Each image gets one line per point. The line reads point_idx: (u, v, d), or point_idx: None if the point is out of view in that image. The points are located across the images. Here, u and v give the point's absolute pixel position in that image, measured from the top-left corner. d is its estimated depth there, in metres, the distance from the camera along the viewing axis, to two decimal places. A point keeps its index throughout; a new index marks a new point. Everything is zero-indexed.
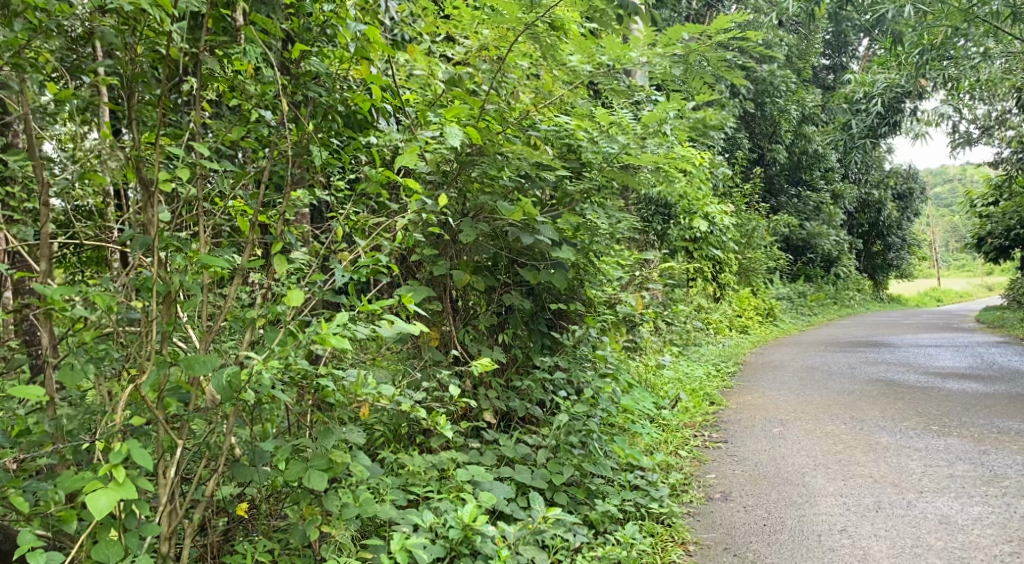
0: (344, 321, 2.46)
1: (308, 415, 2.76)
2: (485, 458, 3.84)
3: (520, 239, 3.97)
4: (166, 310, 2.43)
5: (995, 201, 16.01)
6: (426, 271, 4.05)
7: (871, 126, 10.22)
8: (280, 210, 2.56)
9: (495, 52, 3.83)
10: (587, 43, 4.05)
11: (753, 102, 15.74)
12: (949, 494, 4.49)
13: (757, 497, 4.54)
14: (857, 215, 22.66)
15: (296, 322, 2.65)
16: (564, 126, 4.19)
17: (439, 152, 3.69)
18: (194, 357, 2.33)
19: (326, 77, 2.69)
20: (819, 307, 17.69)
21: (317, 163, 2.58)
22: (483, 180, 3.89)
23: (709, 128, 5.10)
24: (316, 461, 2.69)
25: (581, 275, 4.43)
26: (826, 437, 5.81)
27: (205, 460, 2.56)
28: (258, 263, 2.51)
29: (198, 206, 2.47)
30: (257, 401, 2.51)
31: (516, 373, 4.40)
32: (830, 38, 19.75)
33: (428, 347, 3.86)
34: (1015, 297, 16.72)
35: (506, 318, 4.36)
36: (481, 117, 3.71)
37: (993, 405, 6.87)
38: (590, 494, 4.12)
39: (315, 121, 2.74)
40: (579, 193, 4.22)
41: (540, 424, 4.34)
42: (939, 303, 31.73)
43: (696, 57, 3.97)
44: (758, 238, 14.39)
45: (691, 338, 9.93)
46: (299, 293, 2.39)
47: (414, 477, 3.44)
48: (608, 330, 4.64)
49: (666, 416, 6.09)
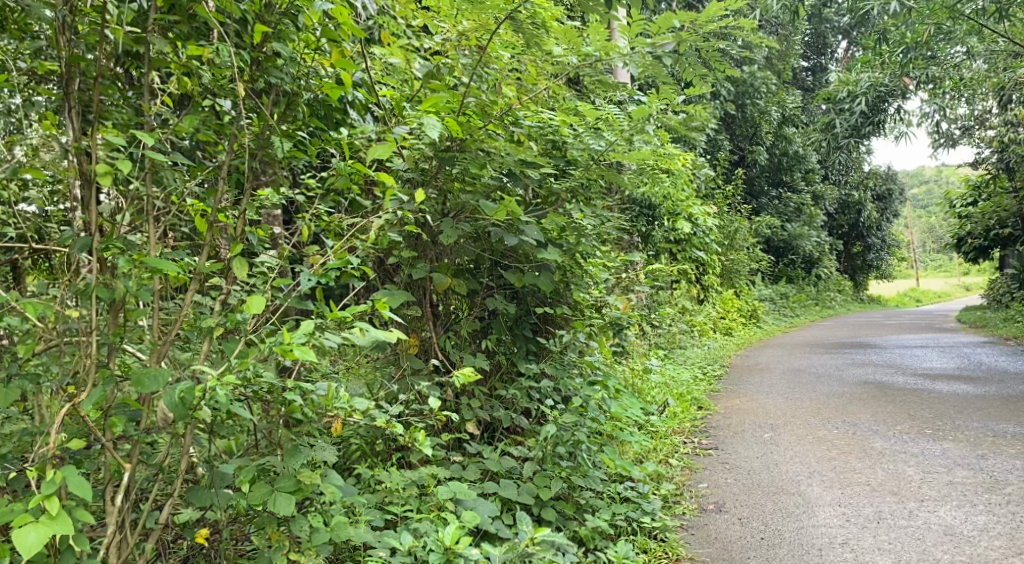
0: (309, 331, 2.24)
1: (276, 431, 2.52)
2: (467, 472, 3.62)
3: (504, 240, 3.77)
4: (112, 319, 2.17)
5: (974, 201, 16.23)
6: (403, 274, 3.82)
7: (854, 125, 9.91)
8: (243, 207, 2.33)
9: (475, 41, 3.65)
10: (574, 34, 3.76)
11: (733, 103, 15.61)
12: (952, 503, 4.31)
13: (752, 508, 4.34)
14: (837, 216, 22.62)
15: (260, 331, 2.43)
16: (548, 122, 3.96)
17: (417, 146, 3.50)
18: (143, 372, 2.09)
19: (292, 62, 2.44)
20: (801, 309, 17.59)
21: (281, 155, 2.35)
22: (463, 178, 3.70)
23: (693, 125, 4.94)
24: (283, 484, 2.47)
25: (568, 278, 4.23)
26: (818, 442, 5.63)
27: (160, 483, 2.31)
28: (217, 266, 2.29)
29: (149, 201, 2.22)
30: (219, 417, 2.27)
31: (500, 381, 4.18)
32: (809, 38, 19.62)
33: (407, 354, 3.61)
34: (994, 297, 16.74)
35: (489, 323, 4.15)
36: (462, 110, 3.53)
37: (986, 407, 6.73)
38: (579, 509, 3.91)
39: (280, 111, 2.50)
40: (566, 191, 4.07)
41: (526, 435, 4.13)
42: (917, 303, 31.91)
43: (688, 44, 3.63)
44: (741, 239, 14.22)
45: (676, 341, 9.74)
46: (259, 301, 2.19)
47: (391, 495, 3.22)
48: (597, 335, 4.46)
49: (654, 423, 5.86)
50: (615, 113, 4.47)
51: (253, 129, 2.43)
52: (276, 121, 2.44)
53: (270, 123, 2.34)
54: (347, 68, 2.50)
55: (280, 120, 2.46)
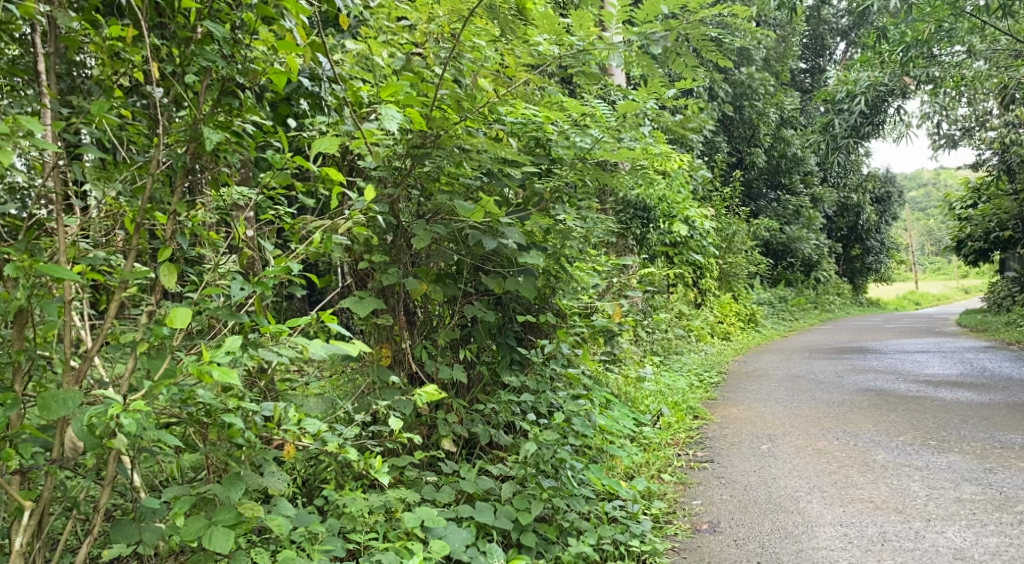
0: (238, 348, 1.99)
1: (217, 455, 2.28)
2: (440, 495, 3.35)
3: (482, 243, 3.49)
4: (18, 335, 1.96)
5: (974, 204, 15.96)
6: (375, 280, 3.53)
7: (853, 126, 9.55)
8: (168, 209, 2.10)
9: (448, 29, 3.40)
10: (556, 22, 3.46)
11: (730, 104, 15.39)
12: (960, 523, 4.06)
13: (748, 528, 4.08)
14: (835, 219, 22.37)
15: (190, 344, 2.21)
16: (532, 117, 3.77)
17: (386, 143, 3.24)
18: (49, 395, 1.85)
19: (226, 44, 2.20)
20: (800, 313, 17.33)
21: (212, 146, 2.14)
22: (441, 177, 3.44)
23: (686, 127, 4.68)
24: (221, 516, 2.20)
25: (554, 283, 3.96)
26: (819, 455, 5.36)
27: (76, 520, 2.06)
28: (142, 274, 2.09)
29: (56, 201, 1.98)
30: (142, 442, 2.05)
31: (481, 394, 3.90)
32: (806, 39, 19.42)
33: (376, 367, 3.36)
34: (994, 300, 16.51)
35: (469, 331, 3.85)
36: (436, 103, 3.27)
37: (991, 416, 6.47)
38: (562, 532, 3.65)
39: (214, 98, 2.30)
40: (550, 192, 3.79)
41: (508, 451, 3.86)
42: (915, 306, 31.73)
43: (678, 33, 3.36)
44: (739, 243, 13.95)
45: (672, 347, 9.48)
46: (183, 313, 1.95)
47: (353, 521, 2.94)
48: (583, 345, 4.20)
49: (647, 434, 5.59)
50: (603, 109, 4.17)
51: (185, 119, 2.24)
52: (209, 111, 2.24)
53: (199, 111, 2.14)
54: (293, 49, 2.32)
55: (214, 111, 2.25)
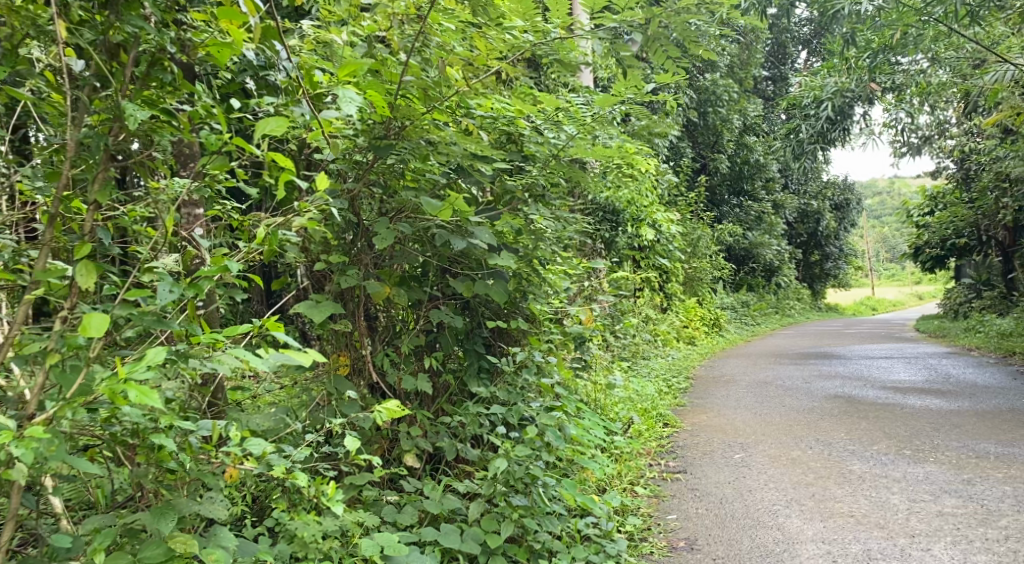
0: (164, 360, 1.73)
1: (146, 481, 2.03)
2: (402, 516, 3.08)
3: (449, 243, 3.24)
4: None
5: (930, 211, 15.86)
6: (333, 283, 3.24)
7: (819, 131, 9.49)
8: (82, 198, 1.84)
9: (415, 11, 3.10)
10: (531, 6, 3.30)
11: (695, 110, 15.31)
12: (946, 539, 3.89)
13: (727, 545, 3.87)
14: (796, 225, 22.46)
15: (112, 354, 1.94)
16: (503, 113, 3.47)
17: (345, 132, 2.98)
18: None
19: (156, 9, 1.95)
20: (762, 318, 17.33)
21: (136, 124, 1.90)
22: (405, 173, 3.18)
23: (654, 136, 4.45)
24: (148, 553, 1.93)
25: (525, 287, 3.72)
26: (794, 466, 5.17)
27: None
28: (55, 273, 1.83)
29: None
30: (49, 469, 1.78)
31: (447, 405, 3.64)
32: (768, 47, 19.47)
33: (331, 376, 3.09)
34: (951, 306, 16.66)
35: (435, 338, 3.58)
36: (402, 92, 2.99)
37: (962, 424, 6.36)
38: (534, 554, 3.37)
39: (143, 70, 2.07)
40: (522, 189, 3.57)
41: (475, 466, 3.60)
42: (871, 311, 32.15)
43: (657, 22, 3.01)
44: (704, 247, 13.80)
45: (640, 352, 9.27)
46: (99, 321, 1.69)
47: (306, 548, 2.64)
48: (555, 353, 3.95)
49: (618, 443, 5.37)
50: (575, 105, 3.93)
51: (109, 96, 1.99)
52: (137, 87, 2.00)
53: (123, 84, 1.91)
54: (235, 20, 2.07)
55: (142, 88, 2.00)
